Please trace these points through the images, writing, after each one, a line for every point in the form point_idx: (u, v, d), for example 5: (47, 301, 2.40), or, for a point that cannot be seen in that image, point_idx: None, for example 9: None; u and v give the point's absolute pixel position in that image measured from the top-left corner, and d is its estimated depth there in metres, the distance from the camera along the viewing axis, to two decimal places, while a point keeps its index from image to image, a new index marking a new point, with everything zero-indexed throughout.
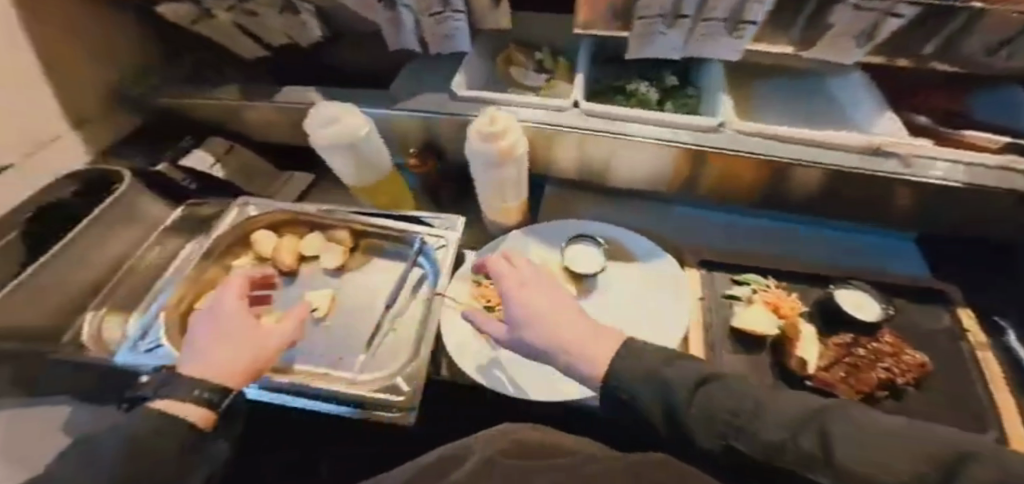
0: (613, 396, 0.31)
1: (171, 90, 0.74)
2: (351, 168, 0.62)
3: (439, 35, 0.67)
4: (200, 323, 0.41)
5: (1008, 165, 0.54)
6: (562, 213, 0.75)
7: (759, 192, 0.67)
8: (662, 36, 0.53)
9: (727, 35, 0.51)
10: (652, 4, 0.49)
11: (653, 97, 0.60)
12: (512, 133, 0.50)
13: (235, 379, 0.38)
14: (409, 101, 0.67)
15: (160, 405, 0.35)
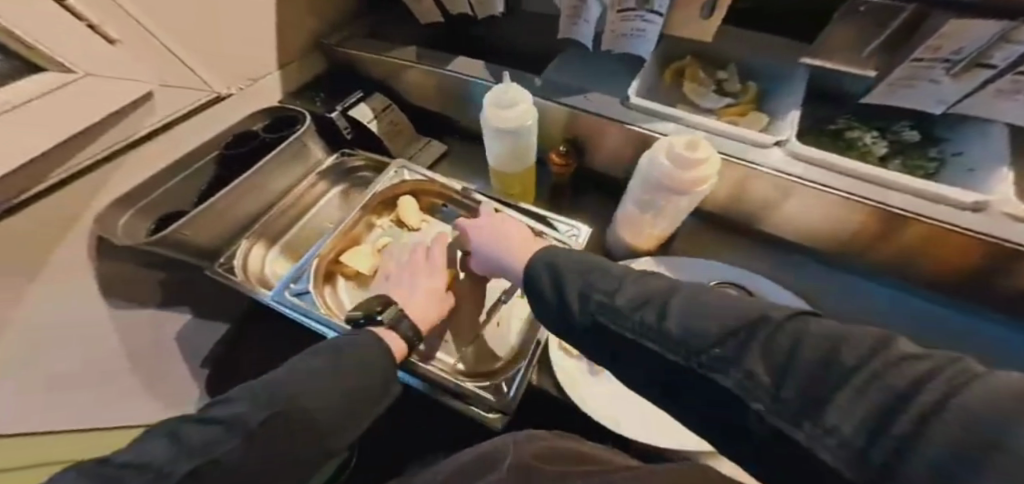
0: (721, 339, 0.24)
1: (352, 42, 0.78)
2: (500, 153, 0.63)
3: (617, 34, 0.61)
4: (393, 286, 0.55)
5: None
6: (704, 250, 0.65)
7: (963, 275, 0.51)
8: (934, 84, 0.45)
9: None
10: (941, 47, 0.42)
11: (879, 152, 0.51)
12: (709, 166, 0.46)
13: (428, 323, 0.52)
14: (578, 98, 0.62)
15: (376, 333, 0.47)
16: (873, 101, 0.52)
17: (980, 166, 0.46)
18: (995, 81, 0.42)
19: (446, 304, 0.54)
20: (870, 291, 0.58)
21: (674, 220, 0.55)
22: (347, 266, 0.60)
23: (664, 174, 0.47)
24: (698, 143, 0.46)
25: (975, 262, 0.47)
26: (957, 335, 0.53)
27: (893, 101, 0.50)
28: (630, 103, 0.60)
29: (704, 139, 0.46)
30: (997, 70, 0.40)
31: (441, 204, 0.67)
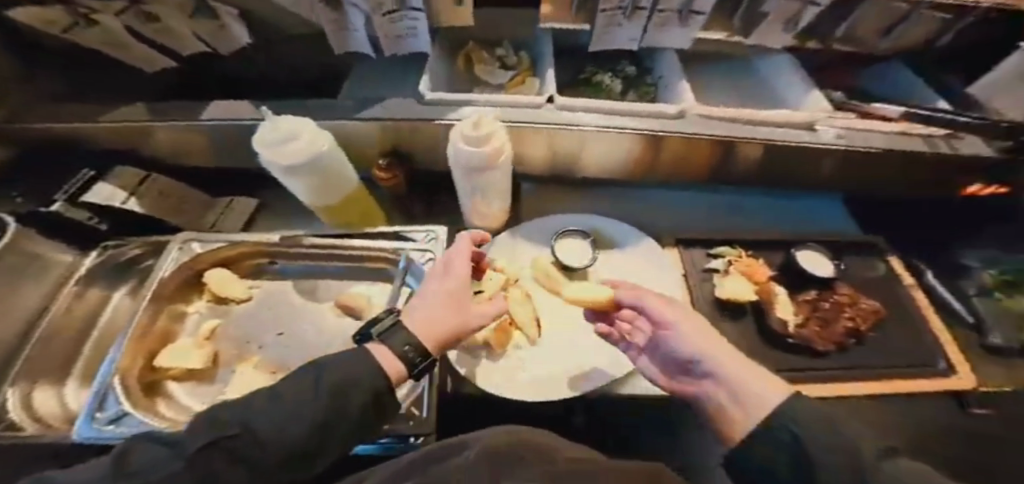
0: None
1: (58, 115, 0.60)
2: (309, 189, 0.54)
3: (392, 36, 0.58)
4: (423, 284, 0.39)
5: (905, 130, 0.58)
6: (543, 211, 0.73)
7: (704, 170, 0.67)
8: (621, 27, 0.58)
9: (678, 24, 0.58)
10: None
11: (617, 89, 0.66)
12: (498, 136, 0.49)
13: (434, 343, 0.34)
14: (378, 109, 0.61)
15: (368, 346, 0.33)
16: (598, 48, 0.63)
17: (669, 77, 0.64)
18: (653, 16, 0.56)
19: (460, 320, 0.36)
20: (662, 197, 0.75)
21: (501, 193, 0.59)
22: (170, 368, 0.48)
23: (469, 157, 0.49)
24: (480, 121, 0.48)
25: (708, 158, 0.64)
26: (715, 211, 0.73)
27: (602, 48, 0.63)
28: (425, 100, 0.61)
29: (484, 116, 0.48)
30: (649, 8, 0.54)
31: (267, 260, 0.59)
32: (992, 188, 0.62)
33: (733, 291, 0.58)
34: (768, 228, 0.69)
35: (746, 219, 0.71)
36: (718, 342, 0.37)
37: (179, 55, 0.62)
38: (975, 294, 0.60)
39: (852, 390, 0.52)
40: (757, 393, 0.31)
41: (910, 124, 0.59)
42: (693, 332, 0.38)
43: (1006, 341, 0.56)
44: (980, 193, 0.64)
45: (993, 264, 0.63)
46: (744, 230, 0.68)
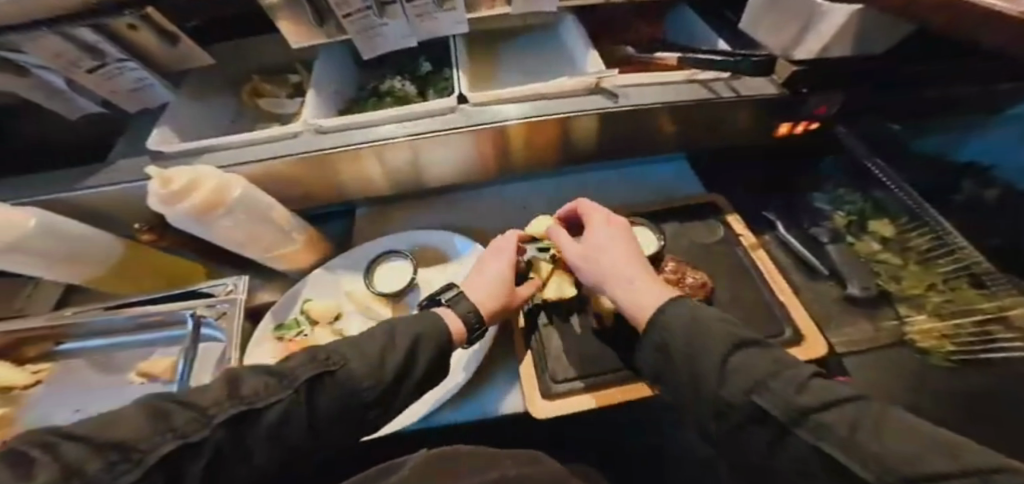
0: (656, 341, 0.37)
1: None
2: (48, 270, 0.49)
3: (121, 92, 0.51)
4: (566, 247, 0.48)
5: (689, 78, 0.52)
6: (377, 232, 0.68)
7: (551, 156, 0.63)
8: (384, 26, 0.51)
9: (439, 10, 0.50)
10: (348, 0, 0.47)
11: (411, 91, 0.59)
12: (205, 184, 0.41)
13: (490, 315, 0.47)
14: (110, 175, 0.52)
15: (446, 312, 0.45)
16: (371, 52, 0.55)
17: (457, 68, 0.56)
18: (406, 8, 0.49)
19: (509, 299, 0.48)
20: (515, 191, 0.71)
21: (282, 231, 0.50)
22: None
23: (178, 219, 0.41)
24: (171, 175, 0.40)
25: (523, 144, 0.58)
26: (563, 197, 0.68)
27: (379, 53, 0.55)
28: (164, 156, 0.51)
29: (174, 168, 0.40)
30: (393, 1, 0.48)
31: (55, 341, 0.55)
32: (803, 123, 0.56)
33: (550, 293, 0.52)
34: (615, 203, 0.64)
35: (593, 198, 0.66)
36: (636, 260, 0.45)
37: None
38: (828, 241, 0.54)
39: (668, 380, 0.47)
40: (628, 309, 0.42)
41: (689, 70, 0.53)
42: (593, 256, 0.46)
43: (865, 289, 0.49)
44: (795, 132, 0.57)
45: (842, 205, 0.56)
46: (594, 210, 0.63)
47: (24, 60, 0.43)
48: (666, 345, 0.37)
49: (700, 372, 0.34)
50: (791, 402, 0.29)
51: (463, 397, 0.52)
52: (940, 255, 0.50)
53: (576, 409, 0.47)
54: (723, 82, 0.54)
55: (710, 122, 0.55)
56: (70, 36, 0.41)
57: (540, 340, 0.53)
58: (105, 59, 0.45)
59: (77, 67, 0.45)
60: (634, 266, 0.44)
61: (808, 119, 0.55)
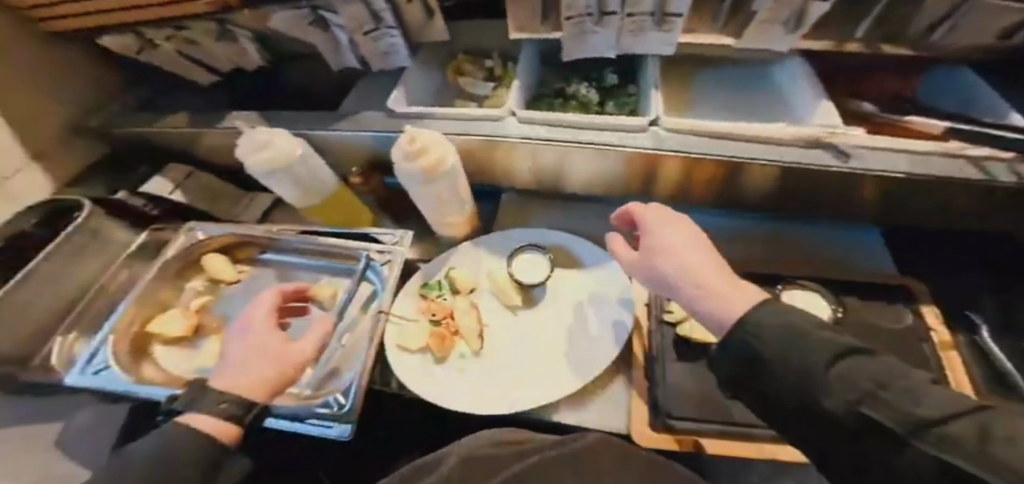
0: (754, 355, 0.28)
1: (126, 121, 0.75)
2: (289, 191, 0.62)
3: (377, 53, 0.65)
4: (644, 267, 0.38)
5: (955, 151, 0.47)
6: (520, 221, 0.73)
7: (711, 190, 0.60)
8: (597, 34, 0.52)
9: (657, 29, 0.50)
10: (576, 4, 0.48)
11: (594, 99, 0.59)
12: (435, 150, 0.50)
13: (258, 394, 0.42)
14: (350, 122, 0.64)
15: (185, 421, 0.38)
16: (572, 55, 0.56)
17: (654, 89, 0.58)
18: (624, 21, 0.50)
19: (272, 373, 0.43)
20: (669, 217, 0.69)
21: (461, 202, 0.59)
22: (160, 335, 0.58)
23: (404, 171, 0.51)
24: (416, 136, 0.50)
25: (693, 175, 0.58)
26: (729, 237, 0.65)
27: (578, 58, 0.57)
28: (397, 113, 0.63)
29: (420, 131, 0.50)
30: (618, 14, 0.49)
31: (256, 249, 0.67)
32: None
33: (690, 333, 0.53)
34: (781, 257, 0.60)
35: (765, 248, 0.62)
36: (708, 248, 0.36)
37: (221, 71, 0.73)
38: None
39: (781, 454, 0.44)
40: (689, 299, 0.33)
41: (957, 145, 0.48)
42: (670, 224, 0.38)
43: None
44: None
45: None
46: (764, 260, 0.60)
47: (332, 20, 0.58)
48: (786, 365, 0.27)
49: (809, 392, 0.25)
50: (910, 413, 0.21)
51: (574, 402, 0.54)
52: None
53: (682, 448, 0.46)
54: (1006, 163, 0.46)
55: (928, 195, 0.50)
56: (369, 3, 0.55)
57: (659, 370, 0.52)
58: (382, 24, 0.58)
59: (362, 28, 0.59)
60: (699, 254, 0.35)
61: None
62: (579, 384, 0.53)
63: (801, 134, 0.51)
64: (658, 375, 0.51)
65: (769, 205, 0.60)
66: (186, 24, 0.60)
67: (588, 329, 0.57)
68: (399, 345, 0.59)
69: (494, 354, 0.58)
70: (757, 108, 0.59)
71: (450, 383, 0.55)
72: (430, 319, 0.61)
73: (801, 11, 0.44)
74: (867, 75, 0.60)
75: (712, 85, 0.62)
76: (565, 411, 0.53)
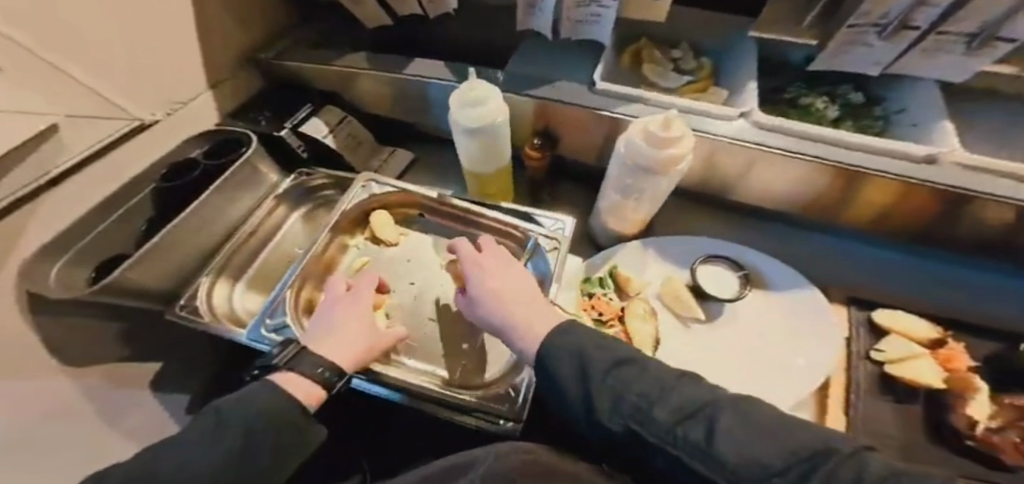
0: (545, 372, 0.35)
1: (290, 53, 0.71)
2: (471, 153, 0.57)
3: (573, 21, 0.61)
4: (329, 314, 0.45)
5: None
6: (686, 227, 0.68)
7: (929, 224, 0.56)
8: (868, 47, 0.46)
9: (963, 54, 0.43)
10: (871, 13, 0.42)
11: (830, 114, 0.54)
12: (684, 142, 0.45)
13: (348, 364, 0.41)
14: (549, 91, 0.60)
15: (278, 379, 0.38)
16: (821, 65, 0.52)
17: (918, 122, 0.53)
18: (923, 40, 0.43)
19: (367, 340, 0.43)
20: (853, 249, 0.65)
21: (659, 200, 0.55)
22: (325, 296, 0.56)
23: (642, 157, 0.46)
24: (670, 121, 0.44)
25: (932, 209, 0.52)
26: (927, 286, 0.61)
27: (829, 68, 0.52)
28: (596, 90, 0.59)
29: (677, 116, 0.44)
30: (921, 31, 0.42)
31: (414, 212, 0.64)
32: None
33: (913, 374, 0.48)
34: (989, 317, 0.56)
35: (969, 305, 0.58)
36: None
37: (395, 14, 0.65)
38: None
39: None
40: (516, 324, 0.38)
41: None
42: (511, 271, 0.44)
43: None
44: None
45: None
46: (971, 315, 0.57)
47: None
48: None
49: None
50: (715, 458, 0.25)
51: None
52: None
53: None
54: None
55: None
56: None
57: (862, 409, 0.48)
58: None
59: None
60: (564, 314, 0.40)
61: None
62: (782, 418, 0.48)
63: None
64: (861, 412, 0.48)
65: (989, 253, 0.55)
66: None
67: (776, 357, 0.53)
68: None
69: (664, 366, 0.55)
70: None
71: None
72: (598, 317, 0.57)
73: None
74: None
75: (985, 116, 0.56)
76: None
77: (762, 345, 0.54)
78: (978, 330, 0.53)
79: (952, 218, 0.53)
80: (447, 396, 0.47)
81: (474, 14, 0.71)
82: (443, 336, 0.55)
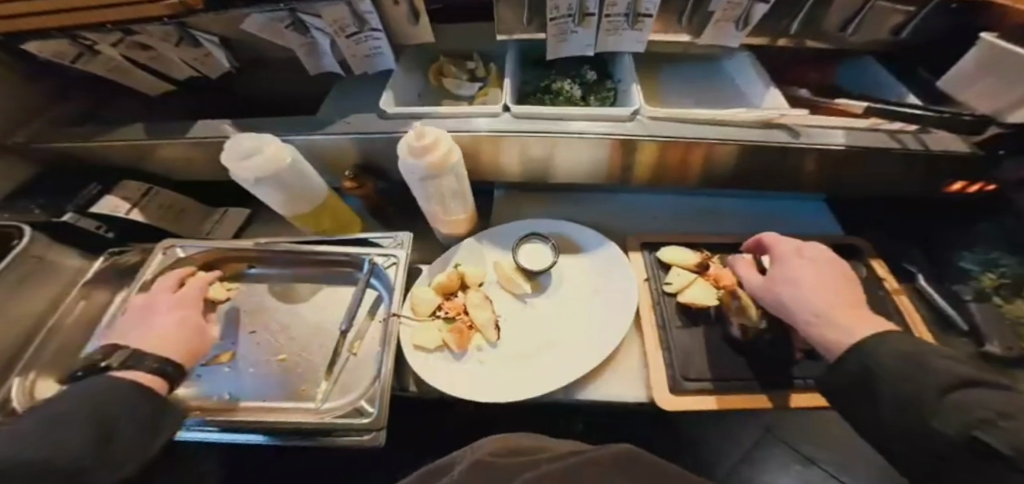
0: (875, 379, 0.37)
1: (54, 133, 0.67)
2: (281, 200, 0.59)
3: (359, 56, 0.64)
4: (136, 315, 0.51)
5: (876, 126, 0.58)
6: (516, 214, 0.76)
7: (685, 171, 0.68)
8: (576, 34, 0.64)
9: (630, 28, 0.62)
10: (561, 7, 0.59)
11: (577, 93, 0.69)
12: (441, 144, 0.51)
13: (178, 353, 0.47)
14: (341, 126, 0.64)
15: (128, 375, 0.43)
16: (553, 56, 0.67)
17: (629, 85, 0.66)
18: (602, 22, 0.61)
19: (188, 335, 0.49)
20: (650, 200, 0.76)
21: (463, 198, 0.61)
22: None
23: (412, 167, 0.51)
24: (423, 132, 0.51)
25: (675, 157, 0.64)
26: (705, 216, 0.73)
27: (558, 56, 0.67)
28: (389, 115, 0.64)
29: (427, 126, 0.51)
30: (596, 14, 0.60)
31: (244, 265, 0.65)
32: (978, 184, 0.61)
33: (693, 295, 0.57)
34: (748, 229, 0.69)
35: (734, 223, 0.71)
36: (838, 290, 0.44)
37: (175, 80, 0.70)
38: (971, 299, 0.54)
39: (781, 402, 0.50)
40: (779, 291, 0.46)
41: (875, 120, 0.59)
42: (821, 274, 0.45)
43: (1006, 350, 0.49)
44: (970, 190, 0.62)
45: (995, 267, 0.56)
46: (734, 230, 0.70)
47: (312, 23, 0.56)
48: (869, 373, 0.37)
49: (897, 390, 0.34)
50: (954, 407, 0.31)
51: (592, 380, 0.57)
52: None
53: (704, 407, 0.50)
54: (912, 135, 0.58)
55: (864, 167, 0.60)
56: (354, 6, 0.53)
57: (672, 340, 0.56)
58: (367, 27, 0.57)
59: (344, 32, 0.57)
60: (845, 288, 0.44)
61: (986, 181, 0.60)
62: (599, 358, 0.56)
63: (759, 117, 0.60)
64: (672, 343, 0.56)
65: (730, 182, 0.68)
66: (140, 29, 0.56)
67: (593, 309, 0.62)
68: (416, 344, 0.58)
69: (508, 343, 0.60)
70: (734, 94, 0.69)
71: (473, 375, 0.56)
72: (443, 316, 0.60)
73: (746, 12, 0.56)
74: (798, 63, 0.71)
75: (683, 74, 0.74)
76: (586, 390, 0.56)
77: (577, 301, 0.63)
78: (734, 242, 0.66)
79: (693, 164, 0.66)
80: (305, 423, 0.50)
81: (263, 65, 0.73)
82: (286, 374, 0.56)
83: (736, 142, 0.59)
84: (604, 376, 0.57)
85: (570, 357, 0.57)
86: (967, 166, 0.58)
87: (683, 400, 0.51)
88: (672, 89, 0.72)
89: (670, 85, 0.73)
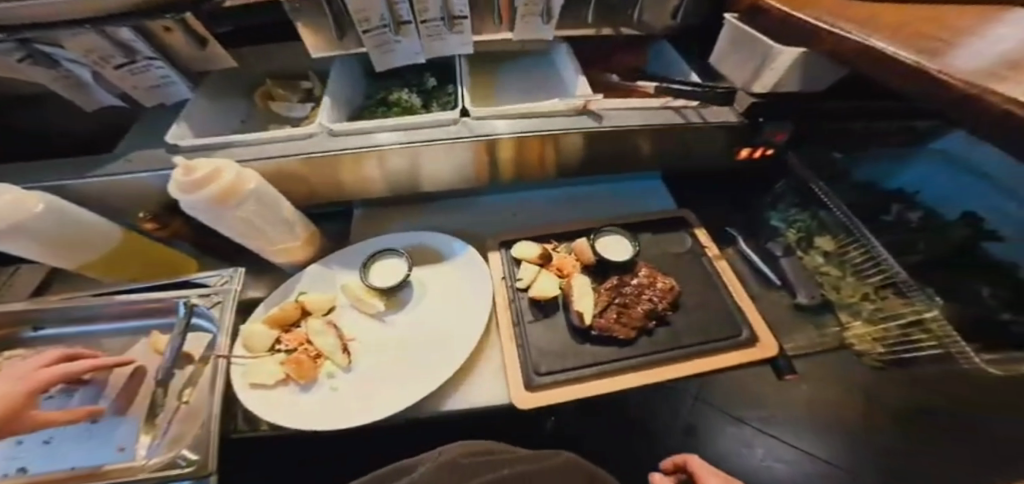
0: None
1: None
2: (49, 253, 0.50)
3: (145, 87, 0.56)
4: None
5: (664, 104, 0.62)
6: (371, 231, 0.72)
7: (528, 169, 0.68)
8: (399, 43, 0.61)
9: (450, 32, 0.61)
10: (370, 19, 0.56)
11: (417, 103, 0.67)
12: (223, 173, 0.45)
13: None
14: (127, 164, 0.56)
15: None
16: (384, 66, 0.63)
17: (461, 87, 0.66)
18: (421, 29, 0.60)
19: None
20: (509, 198, 0.76)
21: (287, 224, 0.55)
22: None
23: (193, 206, 0.45)
24: (194, 166, 0.45)
25: (512, 156, 0.64)
26: (559, 207, 0.74)
27: (389, 67, 0.64)
28: (181, 149, 0.56)
29: (197, 159, 0.45)
30: (410, 22, 0.58)
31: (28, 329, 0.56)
32: (760, 150, 0.64)
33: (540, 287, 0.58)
34: (598, 214, 0.71)
35: (585, 210, 0.73)
36: None
37: None
38: (781, 255, 0.60)
39: (625, 384, 0.49)
40: None
41: (665, 98, 0.63)
42: None
43: (811, 298, 0.55)
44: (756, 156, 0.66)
45: (793, 222, 0.62)
46: (584, 217, 0.71)
47: (59, 55, 0.48)
48: None
49: None
50: None
51: (454, 391, 0.54)
52: (854, 246, 0.56)
53: (559, 398, 0.49)
54: (694, 110, 0.62)
55: (680, 144, 0.64)
56: (110, 35, 0.46)
57: (526, 335, 0.56)
58: (139, 56, 0.50)
59: (109, 63, 0.50)
60: None
61: (764, 145, 0.64)
62: (454, 365, 0.53)
63: (571, 106, 0.62)
64: (526, 339, 0.56)
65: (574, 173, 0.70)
66: None
67: (450, 317, 0.59)
68: (250, 383, 0.52)
69: (359, 364, 0.55)
70: (558, 85, 0.71)
71: (317, 405, 0.51)
72: (283, 350, 0.55)
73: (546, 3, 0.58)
74: (625, 53, 0.75)
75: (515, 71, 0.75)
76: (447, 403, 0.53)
77: (434, 310, 0.60)
78: (581, 229, 0.67)
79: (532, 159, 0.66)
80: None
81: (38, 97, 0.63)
82: (95, 434, 0.48)
83: (557, 133, 0.61)
84: (465, 382, 0.55)
85: (426, 368, 0.54)
86: (741, 134, 0.62)
87: (536, 399, 0.50)
88: (506, 87, 0.73)
89: (502, 83, 0.74)
